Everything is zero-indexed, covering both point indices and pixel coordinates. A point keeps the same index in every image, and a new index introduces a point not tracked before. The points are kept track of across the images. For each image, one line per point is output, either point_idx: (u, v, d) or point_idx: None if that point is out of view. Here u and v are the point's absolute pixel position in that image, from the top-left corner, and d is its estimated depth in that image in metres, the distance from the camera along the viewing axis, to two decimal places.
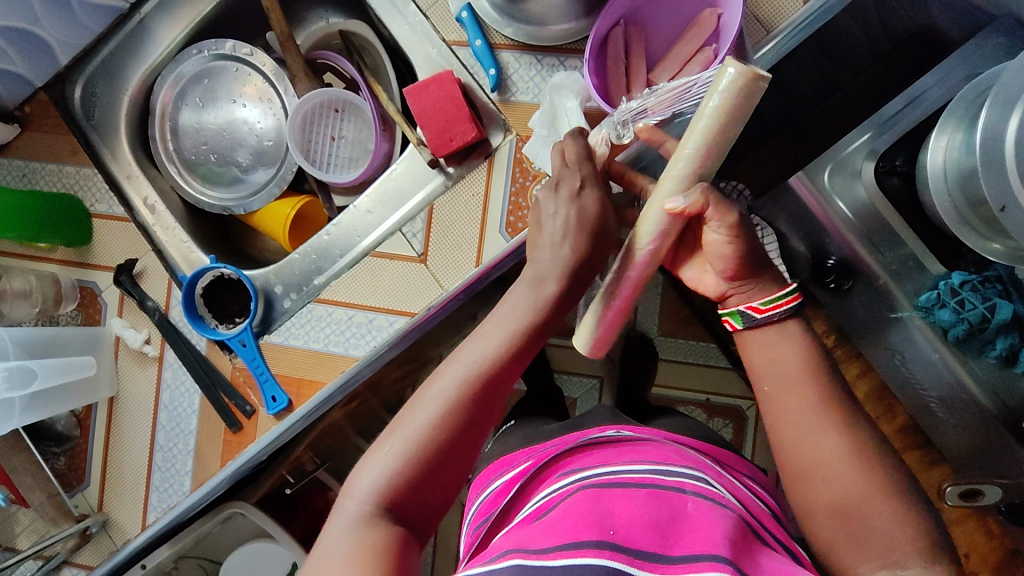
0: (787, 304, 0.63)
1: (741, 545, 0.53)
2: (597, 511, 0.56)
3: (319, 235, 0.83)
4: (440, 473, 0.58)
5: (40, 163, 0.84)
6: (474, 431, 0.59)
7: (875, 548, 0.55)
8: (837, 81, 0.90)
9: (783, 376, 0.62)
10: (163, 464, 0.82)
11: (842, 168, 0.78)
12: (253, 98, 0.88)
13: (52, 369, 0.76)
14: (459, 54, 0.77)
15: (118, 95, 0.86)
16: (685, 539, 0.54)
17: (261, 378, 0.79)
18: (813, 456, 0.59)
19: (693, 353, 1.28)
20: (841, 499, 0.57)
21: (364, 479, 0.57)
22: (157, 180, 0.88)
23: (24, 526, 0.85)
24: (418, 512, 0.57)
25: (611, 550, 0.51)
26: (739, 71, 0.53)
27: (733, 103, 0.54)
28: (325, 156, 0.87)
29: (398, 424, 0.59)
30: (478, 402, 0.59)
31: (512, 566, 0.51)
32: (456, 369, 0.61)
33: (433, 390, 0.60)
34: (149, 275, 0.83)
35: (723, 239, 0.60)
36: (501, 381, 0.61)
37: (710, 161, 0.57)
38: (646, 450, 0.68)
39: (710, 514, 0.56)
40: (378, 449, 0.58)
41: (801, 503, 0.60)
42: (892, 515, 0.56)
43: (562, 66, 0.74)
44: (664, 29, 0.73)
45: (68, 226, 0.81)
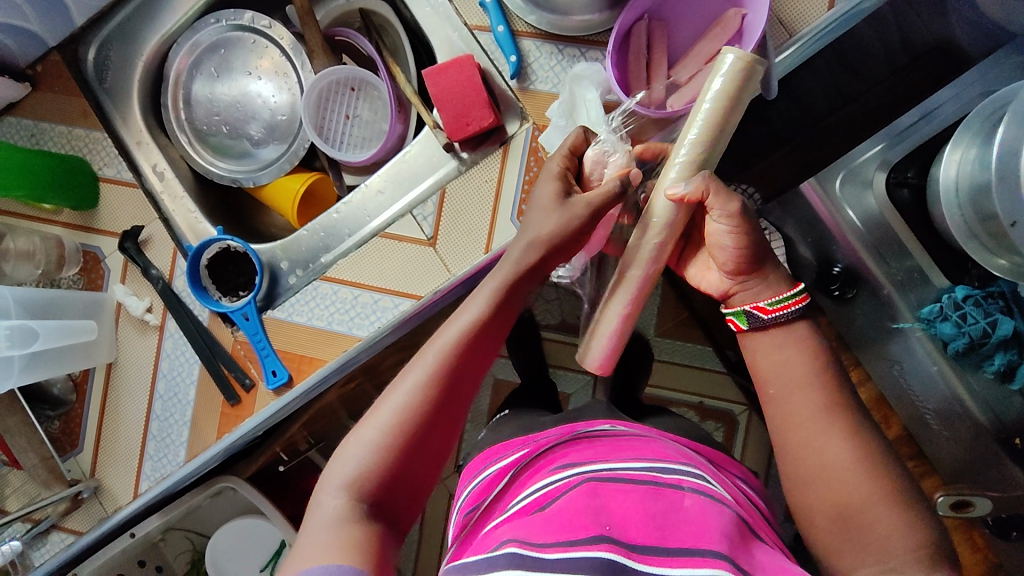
0: (794, 305, 0.63)
1: (739, 545, 0.53)
2: (595, 505, 0.57)
3: (326, 214, 0.82)
4: (415, 460, 0.60)
5: (49, 124, 0.83)
6: (446, 417, 0.61)
7: (869, 555, 0.55)
8: (852, 91, 0.90)
9: (791, 380, 0.63)
10: (159, 433, 0.82)
11: (854, 177, 0.78)
12: (269, 71, 0.87)
13: (52, 330, 0.75)
14: (480, 39, 0.77)
15: (132, 60, 0.85)
16: (683, 534, 0.54)
17: (262, 353, 0.79)
18: (820, 459, 0.59)
19: (689, 355, 1.28)
20: (842, 501, 0.58)
21: (339, 474, 0.58)
22: (167, 149, 0.87)
23: (14, 489, 0.84)
24: (397, 501, 0.59)
25: (608, 544, 0.52)
26: (738, 57, 0.59)
27: (731, 88, 0.59)
28: (339, 134, 0.86)
29: (371, 416, 0.61)
30: (447, 390, 0.61)
31: (511, 554, 0.52)
32: (425, 359, 0.62)
33: (403, 382, 0.62)
34: (154, 242, 0.82)
35: (730, 234, 0.61)
36: (469, 367, 0.62)
37: (712, 151, 0.61)
38: (643, 445, 0.68)
39: (708, 512, 0.56)
40: (354, 440, 0.60)
41: (798, 501, 0.61)
42: (884, 520, 0.56)
43: (583, 57, 0.73)
44: (688, 26, 0.73)
45: (75, 188, 0.80)
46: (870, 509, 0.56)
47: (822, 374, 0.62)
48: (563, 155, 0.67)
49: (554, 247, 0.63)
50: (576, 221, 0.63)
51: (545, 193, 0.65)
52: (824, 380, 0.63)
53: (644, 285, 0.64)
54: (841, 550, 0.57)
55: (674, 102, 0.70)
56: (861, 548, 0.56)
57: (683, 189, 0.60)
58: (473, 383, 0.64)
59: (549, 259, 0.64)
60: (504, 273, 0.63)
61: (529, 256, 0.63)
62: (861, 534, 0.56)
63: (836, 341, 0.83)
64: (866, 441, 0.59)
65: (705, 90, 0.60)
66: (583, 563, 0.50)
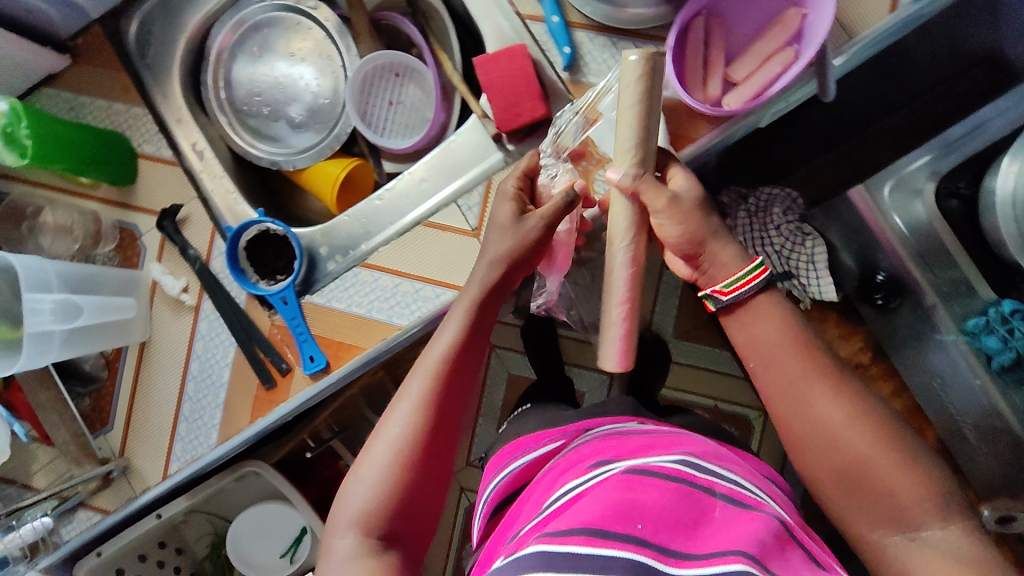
0: (754, 280, 0.64)
1: (771, 548, 0.52)
2: (624, 496, 0.54)
3: (369, 200, 0.81)
4: (419, 490, 0.63)
5: (89, 97, 0.83)
6: (440, 443, 0.65)
7: (880, 512, 0.57)
8: (896, 102, 0.90)
9: (767, 349, 0.64)
10: (190, 415, 0.81)
11: (903, 186, 0.78)
12: (312, 53, 0.85)
13: (96, 306, 0.76)
14: (532, 28, 0.75)
15: (175, 36, 0.83)
16: (712, 538, 0.53)
17: (299, 337, 0.78)
18: (814, 429, 0.61)
19: (707, 359, 1.28)
20: (841, 465, 0.59)
21: (347, 510, 0.62)
22: (207, 128, 0.85)
23: (42, 465, 0.84)
24: (410, 530, 0.63)
25: (638, 544, 0.51)
26: (640, 58, 0.58)
27: (643, 87, 0.59)
28: (382, 120, 0.85)
29: (369, 453, 0.65)
30: (436, 416, 0.65)
31: (538, 554, 0.50)
32: (410, 393, 0.66)
33: (393, 414, 0.66)
34: (193, 222, 0.81)
35: (676, 224, 0.63)
36: (453, 390, 0.66)
37: (645, 146, 0.61)
38: (675, 438, 0.67)
39: (739, 519, 0.55)
40: (356, 477, 0.64)
41: (804, 469, 0.62)
42: (887, 477, 0.57)
43: (637, 52, 0.72)
44: (746, 21, 0.71)
45: (114, 164, 0.79)
46: (875, 469, 0.58)
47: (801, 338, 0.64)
48: (515, 177, 0.69)
49: (520, 260, 0.66)
50: (537, 234, 0.66)
51: (502, 213, 0.67)
52: (802, 348, 0.63)
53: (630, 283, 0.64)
54: (856, 521, 0.59)
55: (730, 100, 0.69)
56: (876, 512, 0.58)
57: (620, 178, 0.61)
58: (461, 404, 0.67)
59: (513, 270, 0.67)
60: (472, 295, 0.67)
61: (494, 274, 0.66)
62: (868, 493, 0.58)
63: (873, 349, 0.89)
64: (851, 392, 0.61)
65: (621, 95, 0.60)
66: (615, 563, 0.49)
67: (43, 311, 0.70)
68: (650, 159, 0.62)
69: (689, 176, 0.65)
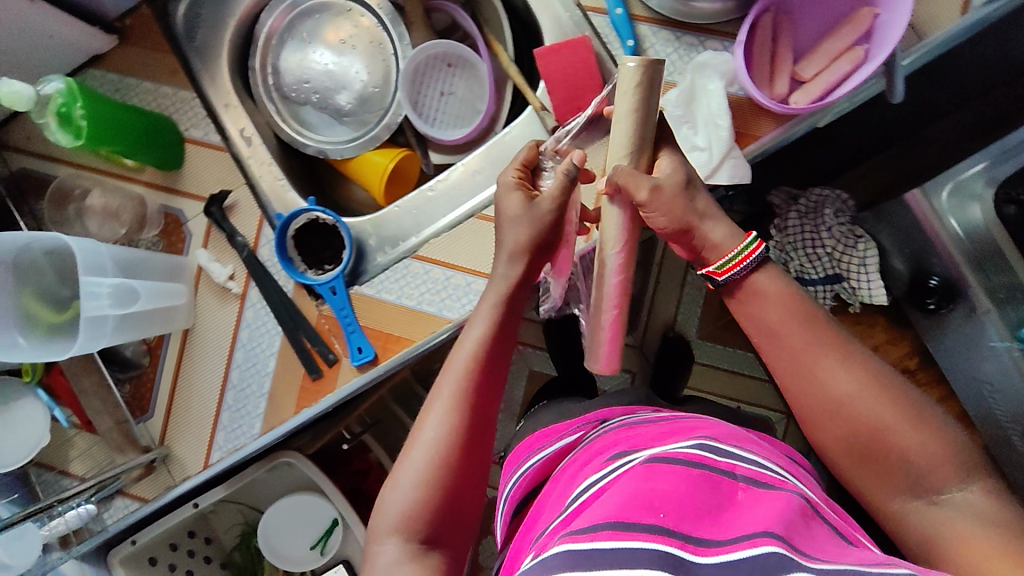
0: (747, 259, 0.63)
1: (798, 525, 0.49)
2: (644, 487, 0.51)
3: (421, 191, 0.81)
4: (460, 493, 0.62)
5: (136, 79, 0.81)
6: (477, 444, 0.64)
7: (901, 478, 0.58)
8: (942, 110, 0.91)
9: (774, 324, 0.63)
10: (234, 404, 0.80)
11: (962, 190, 0.80)
12: (364, 40, 0.83)
13: (150, 291, 0.74)
14: (593, 21, 0.74)
15: (223, 19, 0.82)
16: (736, 520, 0.49)
17: (347, 328, 0.77)
18: (823, 401, 0.60)
19: (731, 360, 1.27)
20: (854, 434, 0.59)
21: (388, 514, 0.60)
22: (254, 114, 0.84)
23: (80, 452, 0.82)
24: (452, 532, 0.62)
25: (663, 534, 0.47)
26: (638, 64, 0.56)
27: (640, 95, 0.57)
28: (433, 110, 0.84)
29: (405, 457, 0.63)
30: (472, 417, 0.63)
31: (564, 553, 0.46)
32: (442, 394, 0.64)
33: (428, 415, 0.64)
34: (240, 208, 0.80)
35: (663, 215, 0.62)
36: (486, 389, 0.65)
37: (639, 140, 0.60)
38: (691, 425, 0.64)
39: (765, 500, 0.52)
40: (394, 482, 0.62)
41: (815, 439, 0.63)
42: (904, 443, 0.57)
43: (701, 46, 0.71)
44: (814, 19, 0.71)
45: (162, 148, 0.78)
46: (892, 436, 0.58)
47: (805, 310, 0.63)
48: (514, 167, 0.68)
49: (536, 251, 0.66)
50: (547, 223, 0.65)
51: (511, 204, 0.66)
52: (808, 320, 0.62)
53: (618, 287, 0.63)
54: (874, 483, 0.59)
55: (797, 98, 0.68)
56: (893, 477, 0.58)
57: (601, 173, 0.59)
58: (493, 403, 0.66)
59: (534, 261, 0.66)
60: (498, 291, 0.66)
61: (515, 269, 0.66)
62: (888, 461, 0.58)
63: (919, 354, 0.97)
64: (858, 358, 0.60)
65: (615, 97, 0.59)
66: (643, 555, 0.45)
67: (100, 295, 0.69)
68: (644, 155, 0.61)
69: (675, 162, 0.63)
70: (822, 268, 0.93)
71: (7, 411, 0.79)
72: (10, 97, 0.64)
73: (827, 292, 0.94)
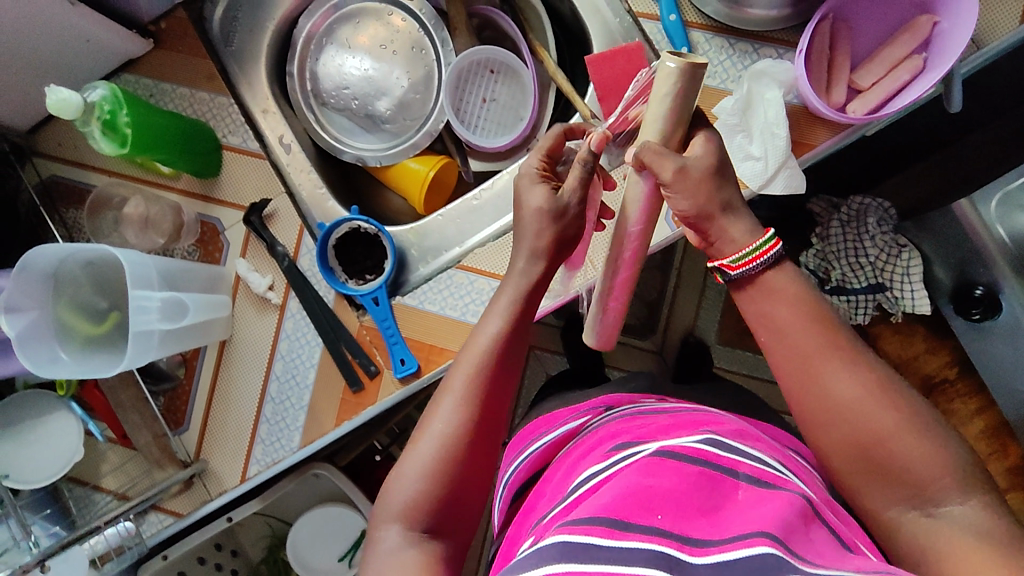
0: (764, 256, 0.56)
1: (795, 526, 0.47)
2: (641, 483, 0.50)
3: (465, 200, 0.80)
4: (466, 484, 0.60)
5: (171, 84, 0.78)
6: (487, 437, 0.62)
7: (902, 485, 0.53)
8: (979, 120, 0.91)
9: (781, 327, 0.57)
10: (272, 416, 0.77)
11: (1010, 201, 0.82)
12: (405, 45, 0.82)
13: (198, 303, 0.72)
14: (644, 27, 0.72)
15: (262, 22, 0.81)
16: (733, 521, 0.48)
17: (390, 340, 0.75)
18: (825, 407, 0.55)
19: (747, 365, 1.23)
20: (858, 441, 0.54)
21: (392, 502, 0.59)
22: (292, 121, 0.83)
23: (113, 467, 0.80)
24: (456, 522, 0.60)
25: (658, 535, 0.46)
26: (677, 64, 0.54)
27: (678, 94, 0.54)
28: (474, 117, 0.83)
29: (412, 448, 0.61)
30: (484, 411, 0.61)
31: (558, 545, 0.45)
32: (454, 386, 0.62)
33: (439, 407, 0.61)
34: (279, 218, 0.78)
35: (684, 198, 0.56)
36: (501, 384, 0.62)
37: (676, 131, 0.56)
38: (699, 419, 0.62)
39: (765, 499, 0.50)
40: (400, 471, 0.60)
41: (815, 448, 0.57)
42: (908, 453, 0.53)
43: (756, 54, 0.70)
44: (872, 27, 0.70)
45: (202, 156, 0.76)
46: (900, 445, 0.53)
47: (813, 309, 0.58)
48: (538, 157, 0.64)
49: (563, 246, 0.62)
50: (568, 220, 0.61)
51: (533, 199, 0.61)
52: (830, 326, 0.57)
53: (632, 260, 0.62)
54: (868, 492, 0.54)
55: (855, 107, 0.68)
56: (890, 486, 0.53)
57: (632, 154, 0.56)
58: (506, 397, 0.63)
59: (554, 261, 0.63)
60: (517, 285, 0.63)
61: (535, 268, 0.62)
62: (892, 475, 0.53)
63: (958, 364, 0.98)
64: (868, 363, 0.55)
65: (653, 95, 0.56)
66: (635, 556, 0.45)
67: (150, 310, 0.67)
68: (676, 137, 0.57)
69: (709, 146, 0.57)
70: (865, 277, 0.95)
71: (40, 425, 0.78)
72: (57, 104, 0.63)
73: (868, 301, 0.95)
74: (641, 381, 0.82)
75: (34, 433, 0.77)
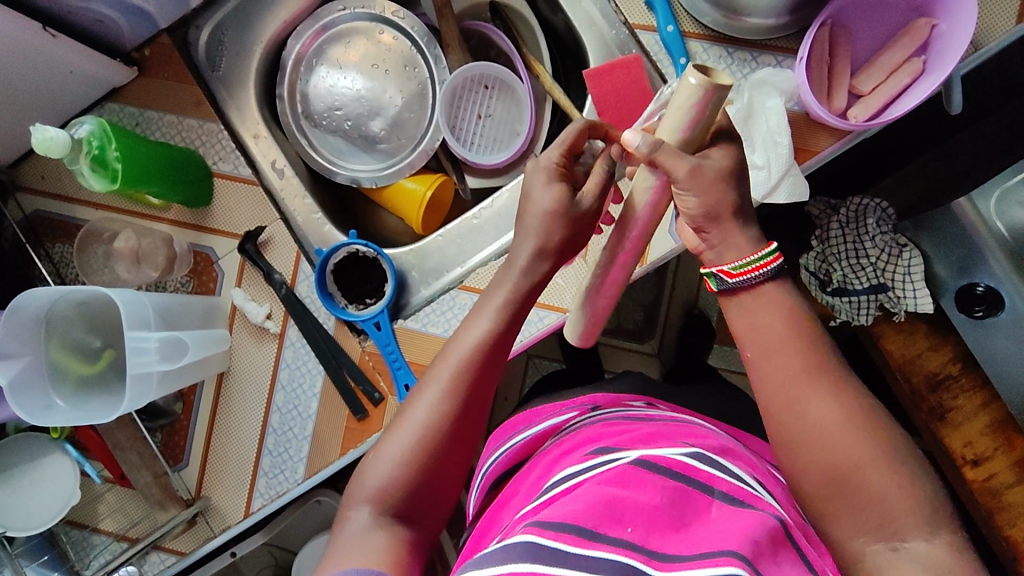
0: (765, 267, 0.56)
1: (763, 547, 0.46)
2: (614, 492, 0.49)
3: (466, 218, 0.79)
4: (441, 471, 0.59)
5: (157, 112, 0.76)
6: (468, 427, 0.61)
7: (880, 511, 0.51)
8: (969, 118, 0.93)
9: (766, 342, 0.57)
10: (275, 448, 0.74)
11: (1008, 197, 0.82)
12: (396, 63, 0.80)
13: (197, 340, 0.71)
14: (642, 39, 0.72)
15: (249, 46, 0.80)
16: (703, 537, 0.47)
17: (393, 365, 0.73)
18: (803, 427, 0.55)
19: None
20: (831, 469, 0.53)
21: (365, 483, 0.58)
22: (283, 145, 0.81)
23: (110, 509, 0.77)
24: (427, 508, 0.59)
25: (628, 547, 0.46)
26: (700, 81, 0.49)
27: (697, 111, 0.51)
28: (470, 134, 0.82)
29: (390, 432, 0.60)
30: (468, 403, 0.60)
31: (526, 544, 0.45)
32: (439, 375, 0.60)
33: (423, 394, 0.60)
34: (275, 244, 0.76)
35: (694, 197, 0.55)
36: (487, 377, 0.61)
37: (691, 139, 0.53)
38: (678, 428, 0.61)
39: (738, 516, 0.49)
40: (377, 455, 0.59)
41: (789, 465, 0.56)
42: (881, 480, 0.52)
43: (755, 62, 0.69)
44: (872, 31, 0.70)
45: (191, 185, 0.74)
46: (880, 474, 0.52)
47: (810, 321, 0.58)
48: (558, 151, 0.60)
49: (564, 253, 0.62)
50: (583, 221, 0.60)
51: (545, 197, 0.59)
52: (829, 349, 0.57)
53: (626, 264, 0.63)
54: (837, 515, 0.53)
55: (856, 112, 0.68)
56: (857, 513, 0.52)
57: (637, 146, 0.53)
58: (491, 390, 0.62)
59: (560, 259, 0.62)
60: (512, 285, 0.61)
61: (540, 268, 0.61)
62: (859, 498, 0.52)
63: (962, 359, 0.92)
64: (851, 399, 0.55)
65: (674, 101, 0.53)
66: (603, 564, 0.44)
67: (148, 351, 0.65)
68: (694, 141, 0.54)
69: (732, 152, 0.55)
70: (867, 278, 0.93)
71: (34, 468, 0.75)
72: (44, 144, 0.61)
73: (870, 303, 0.93)
74: (649, 392, 0.81)
75: (27, 478, 0.74)
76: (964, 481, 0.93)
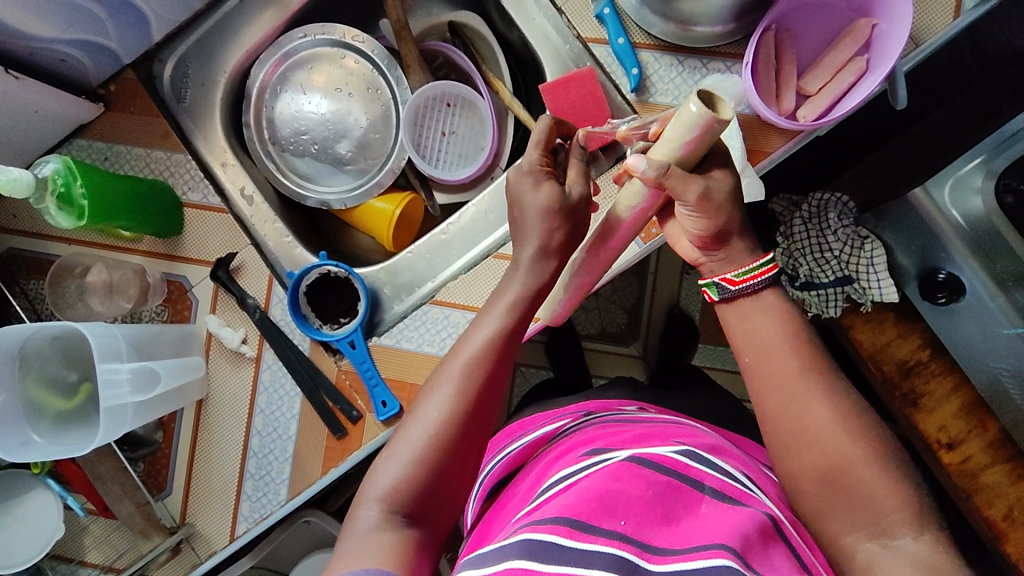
0: (764, 274, 0.59)
1: (752, 541, 0.47)
2: (608, 485, 0.50)
3: (435, 235, 0.81)
4: (453, 470, 0.59)
5: (125, 146, 0.77)
6: (479, 428, 0.61)
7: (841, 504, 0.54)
8: (923, 108, 0.98)
9: (759, 347, 0.59)
10: (257, 471, 0.75)
11: (961, 185, 0.83)
12: (360, 86, 0.82)
13: (170, 369, 0.71)
14: (594, 51, 0.74)
15: (211, 76, 0.81)
16: (695, 532, 0.48)
17: (370, 383, 0.74)
18: (773, 424, 0.57)
19: (732, 360, 1.23)
20: (809, 471, 0.55)
21: (375, 485, 0.58)
22: (251, 171, 0.83)
23: (96, 540, 0.77)
24: (440, 509, 0.59)
25: (620, 540, 0.47)
26: (702, 110, 0.49)
27: (697, 137, 0.51)
28: (436, 152, 0.83)
29: (399, 435, 0.60)
30: (478, 402, 0.60)
31: (522, 542, 0.46)
32: (449, 376, 0.61)
33: (432, 396, 0.61)
34: (247, 270, 0.77)
35: (702, 218, 0.57)
36: (496, 376, 0.62)
37: (692, 155, 0.54)
38: (670, 429, 0.62)
39: (725, 513, 0.50)
40: (388, 455, 0.60)
41: (785, 463, 0.57)
42: (841, 472, 0.54)
43: (705, 69, 0.71)
44: (815, 33, 0.72)
45: (159, 216, 0.75)
46: (858, 471, 0.54)
47: (767, 316, 0.60)
48: (538, 152, 0.63)
49: (562, 251, 0.62)
50: (576, 214, 0.62)
51: (539, 196, 0.61)
52: (790, 343, 0.59)
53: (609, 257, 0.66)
54: (827, 512, 0.54)
55: (805, 112, 0.70)
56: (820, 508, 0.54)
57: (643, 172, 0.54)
58: (501, 391, 0.63)
59: (565, 257, 0.64)
60: (524, 282, 0.63)
61: (546, 268, 0.63)
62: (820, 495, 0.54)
63: (930, 345, 0.94)
64: (807, 394, 0.57)
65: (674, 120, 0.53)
66: (597, 557, 0.45)
67: (120, 382, 0.66)
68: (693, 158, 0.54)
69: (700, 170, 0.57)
70: (832, 271, 0.95)
71: (18, 504, 0.76)
72: (8, 184, 0.62)
73: (837, 295, 0.95)
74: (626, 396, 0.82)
75: (12, 515, 0.75)
76: (942, 465, 0.94)
